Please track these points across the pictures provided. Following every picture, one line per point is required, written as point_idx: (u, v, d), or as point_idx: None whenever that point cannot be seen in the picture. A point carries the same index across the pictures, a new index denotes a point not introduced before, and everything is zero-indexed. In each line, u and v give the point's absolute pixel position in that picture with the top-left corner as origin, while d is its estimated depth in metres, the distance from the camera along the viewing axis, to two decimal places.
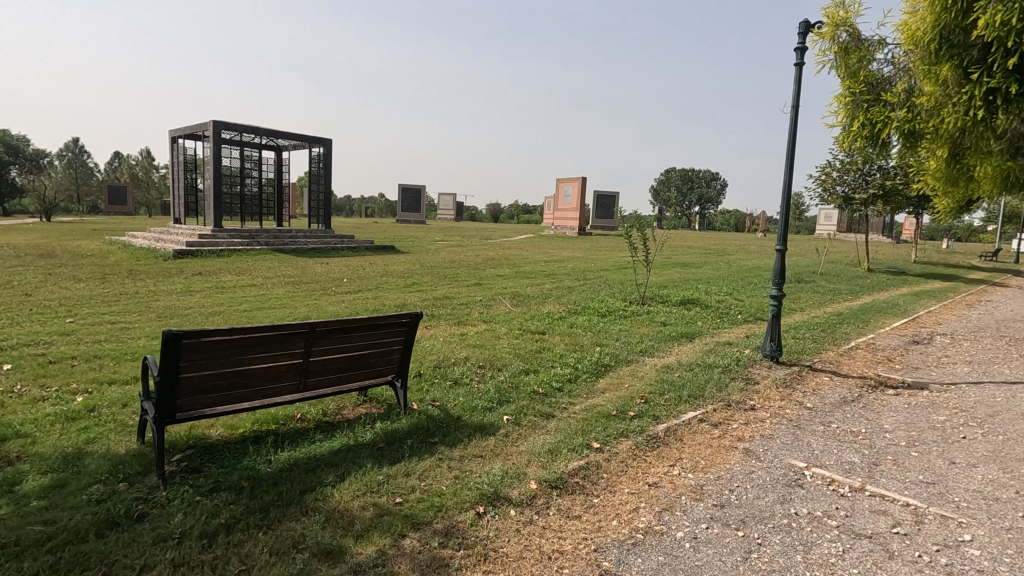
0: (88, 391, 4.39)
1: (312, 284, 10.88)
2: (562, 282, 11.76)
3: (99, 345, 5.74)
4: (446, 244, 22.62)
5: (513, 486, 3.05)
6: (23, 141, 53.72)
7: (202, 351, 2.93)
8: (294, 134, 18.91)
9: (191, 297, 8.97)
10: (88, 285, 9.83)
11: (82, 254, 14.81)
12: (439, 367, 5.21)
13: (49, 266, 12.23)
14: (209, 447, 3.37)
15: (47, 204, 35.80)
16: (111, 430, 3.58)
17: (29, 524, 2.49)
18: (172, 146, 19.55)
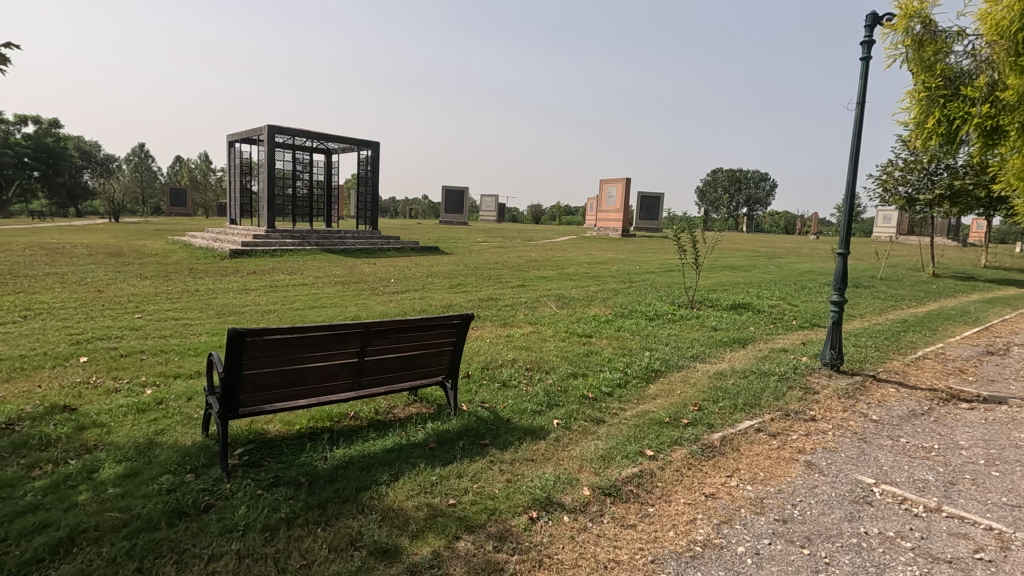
0: (156, 384, 4.62)
1: (361, 283, 11.14)
2: (607, 284, 11.62)
3: (165, 340, 6.04)
4: (490, 246, 22.75)
5: (565, 491, 3.00)
6: (95, 147, 57.39)
7: (264, 349, 3.01)
8: (344, 137, 19.41)
9: (247, 295, 9.33)
10: (153, 283, 10.38)
11: (147, 253, 15.63)
12: (487, 368, 5.22)
13: (118, 264, 12.98)
14: (268, 442, 3.48)
15: (116, 206, 38.15)
16: (177, 422, 3.75)
17: (107, 510, 2.62)
18: (230, 151, 20.43)
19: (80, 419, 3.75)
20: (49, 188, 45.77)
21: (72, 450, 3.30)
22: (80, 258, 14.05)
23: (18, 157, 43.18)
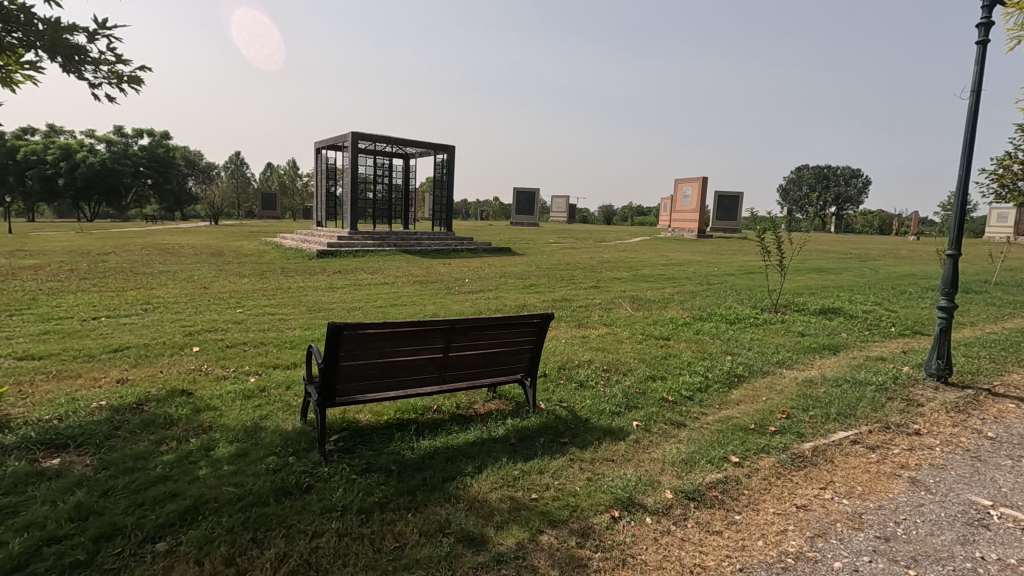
0: (258, 373, 5.02)
1: (437, 283, 11.50)
2: (684, 287, 11.29)
3: (263, 333, 6.54)
4: (560, 246, 22.73)
5: (647, 493, 2.98)
6: (199, 156, 62.86)
7: (360, 342, 3.21)
8: (422, 142, 20.05)
9: (334, 293, 9.91)
10: (251, 280, 11.25)
11: (244, 254, 16.90)
12: (563, 368, 5.25)
13: (220, 264, 14.16)
14: (359, 431, 3.69)
15: (216, 210, 41.61)
16: (278, 408, 4.06)
17: (225, 485, 2.90)
18: (317, 157, 21.72)
19: (197, 402, 4.15)
20: (160, 194, 50.48)
21: (191, 430, 3.66)
22: (187, 257, 15.42)
23: (135, 167, 47.94)
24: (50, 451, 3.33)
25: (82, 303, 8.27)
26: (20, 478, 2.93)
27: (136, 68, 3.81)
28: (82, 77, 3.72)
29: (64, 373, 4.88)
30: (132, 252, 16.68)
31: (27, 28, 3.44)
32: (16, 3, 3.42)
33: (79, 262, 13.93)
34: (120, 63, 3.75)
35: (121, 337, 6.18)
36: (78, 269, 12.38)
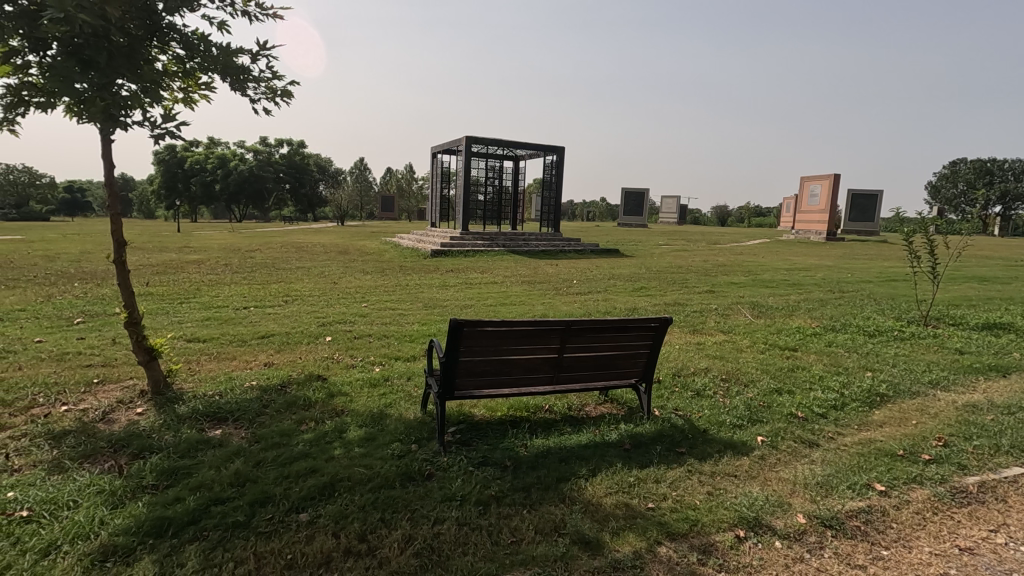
0: (382, 363, 5.39)
1: (545, 283, 11.59)
2: (812, 294, 10.37)
3: (386, 326, 6.99)
4: (670, 248, 21.92)
5: (775, 515, 2.76)
6: (329, 163, 68.90)
7: (478, 339, 3.31)
8: (532, 144, 20.30)
9: (447, 290, 10.36)
10: (373, 277, 12.10)
11: (366, 252, 18.21)
12: (678, 375, 5.05)
13: (346, 261, 15.40)
14: (475, 424, 3.82)
15: (342, 212, 45.33)
16: (401, 398, 4.32)
17: (356, 465, 3.14)
18: (433, 161, 22.85)
19: (330, 387, 4.53)
20: (296, 197, 55.94)
21: (326, 412, 4.01)
22: (319, 255, 16.95)
23: (276, 173, 53.54)
24: (213, 422, 3.81)
25: (235, 294, 9.39)
26: (192, 444, 3.39)
27: (287, 83, 4.23)
28: (245, 93, 4.22)
29: (224, 355, 5.57)
30: (273, 249, 18.61)
31: (204, 53, 3.98)
32: (197, 33, 3.99)
33: (232, 258, 15.84)
34: (275, 79, 4.20)
35: (267, 326, 6.93)
36: (231, 264, 14.09)
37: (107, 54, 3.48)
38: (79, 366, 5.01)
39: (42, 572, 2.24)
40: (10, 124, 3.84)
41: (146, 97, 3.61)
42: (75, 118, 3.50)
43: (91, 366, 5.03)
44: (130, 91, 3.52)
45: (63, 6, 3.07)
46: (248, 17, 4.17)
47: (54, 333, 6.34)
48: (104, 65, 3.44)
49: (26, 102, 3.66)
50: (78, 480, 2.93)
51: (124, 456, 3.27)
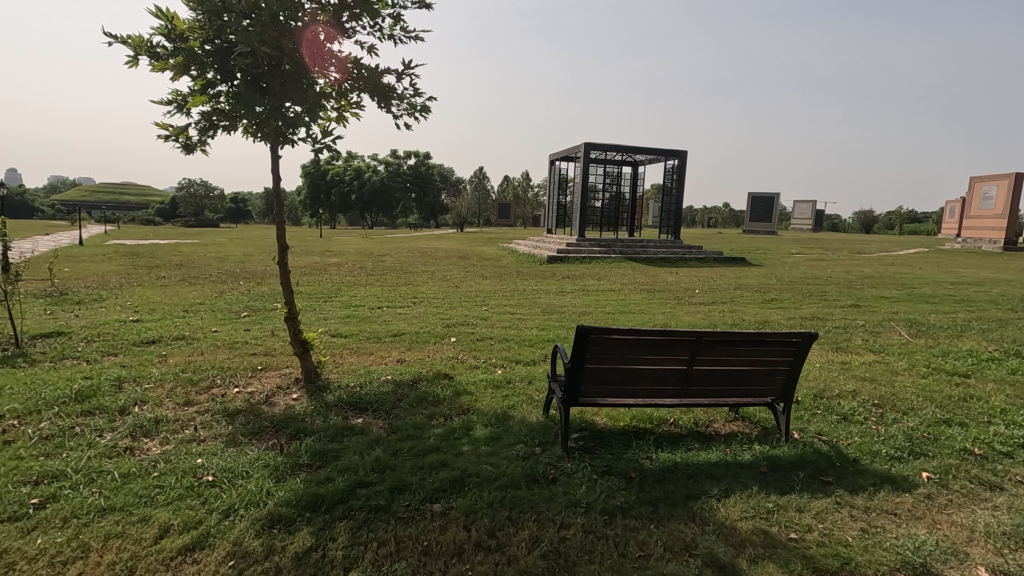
0: (504, 365, 5.54)
1: (666, 292, 11.19)
2: (987, 312, 8.92)
3: (506, 330, 7.18)
4: (806, 258, 20.11)
5: (948, 564, 2.41)
6: (451, 173, 72.53)
7: (605, 346, 3.29)
8: (653, 148, 19.69)
9: (565, 297, 10.40)
10: (492, 282, 12.50)
11: (486, 258, 18.84)
12: (820, 396, 4.60)
13: (467, 266, 16.07)
14: (598, 433, 3.78)
15: (462, 219, 47.41)
16: (523, 400, 4.41)
17: (484, 463, 3.26)
18: (551, 169, 23.10)
19: (456, 386, 4.74)
20: (421, 205, 59.49)
21: (454, 409, 4.20)
22: (442, 260, 17.89)
23: (403, 183, 57.28)
24: (355, 412, 4.16)
25: (370, 295, 10.19)
26: (339, 430, 3.73)
27: (426, 99, 4.54)
28: (389, 110, 4.60)
29: (362, 350, 6.07)
30: (401, 254, 19.94)
31: (356, 74, 4.40)
32: (351, 58, 4.43)
33: (366, 261, 17.25)
34: (416, 95, 4.53)
35: (398, 325, 7.43)
36: (366, 267, 15.33)
37: (279, 81, 3.98)
38: (247, 354, 5.75)
39: (223, 530, 2.59)
40: (202, 145, 4.53)
41: (309, 117, 4.07)
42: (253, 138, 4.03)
43: (256, 354, 5.75)
44: (296, 113, 3.99)
45: (249, 40, 3.60)
46: (394, 40, 4.55)
47: (227, 324, 7.34)
48: (277, 91, 3.95)
49: (215, 126, 4.28)
50: (249, 453, 3.36)
51: (284, 436, 3.68)
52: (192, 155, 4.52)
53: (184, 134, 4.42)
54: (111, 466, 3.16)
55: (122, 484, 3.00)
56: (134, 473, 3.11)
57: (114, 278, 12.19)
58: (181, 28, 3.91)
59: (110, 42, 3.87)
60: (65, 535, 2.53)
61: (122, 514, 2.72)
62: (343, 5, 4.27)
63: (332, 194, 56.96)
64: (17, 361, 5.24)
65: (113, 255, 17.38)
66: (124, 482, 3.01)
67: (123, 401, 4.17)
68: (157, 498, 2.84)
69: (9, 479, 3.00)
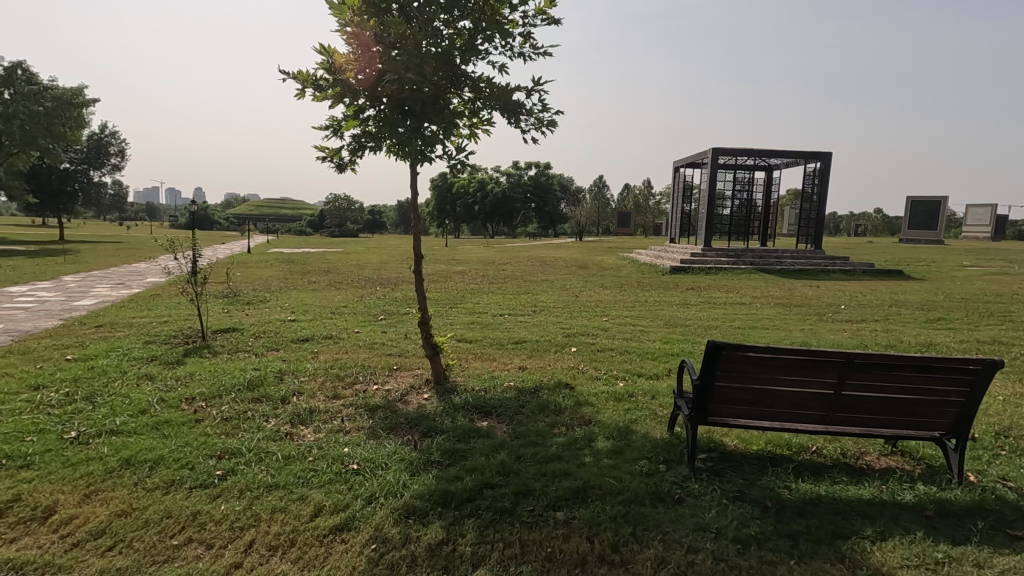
0: (625, 378, 5.43)
1: (805, 307, 10.24)
2: None
3: (628, 342, 7.04)
4: (985, 271, 17.23)
5: None
6: (570, 183, 72.80)
7: (739, 363, 3.11)
8: (791, 151, 18.16)
9: (690, 309, 9.94)
10: (612, 292, 12.32)
11: (605, 267, 18.65)
12: (1005, 435, 3.93)
13: (586, 276, 16.01)
14: (728, 455, 3.58)
15: (580, 229, 47.32)
16: (646, 415, 4.30)
17: (607, 476, 3.22)
18: (676, 176, 22.29)
19: (578, 396, 4.75)
20: (540, 215, 60.32)
21: (575, 419, 4.21)
22: (561, 269, 18.02)
23: (524, 194, 58.63)
24: (481, 414, 4.35)
25: (493, 302, 10.58)
26: (466, 431, 3.92)
27: (553, 113, 4.65)
28: (518, 125, 4.78)
29: (487, 356, 6.32)
30: (521, 263, 20.45)
31: (488, 93, 4.64)
32: (483, 77, 4.67)
33: (489, 270, 17.90)
34: (544, 110, 4.67)
35: (519, 332, 7.62)
36: (488, 276, 15.90)
37: (420, 104, 4.30)
38: (384, 354, 6.25)
39: (366, 516, 2.84)
40: (351, 164, 5.04)
41: (444, 135, 4.35)
42: (396, 157, 4.39)
43: (392, 355, 6.24)
44: (433, 132, 4.29)
45: (397, 69, 3.94)
46: (524, 58, 4.73)
47: (367, 326, 8.05)
48: (417, 112, 4.28)
49: (364, 147, 4.75)
50: (387, 447, 3.65)
51: (417, 433, 3.95)
52: (344, 174, 5.05)
53: (337, 156, 4.95)
54: (275, 448, 3.62)
55: (284, 464, 3.41)
56: (293, 456, 3.53)
57: (275, 281, 13.93)
58: (340, 62, 4.40)
59: (285, 78, 4.46)
60: (241, 505, 2.94)
61: (285, 491, 3.09)
62: (477, 28, 4.52)
63: (458, 206, 60.02)
64: (204, 352, 6.20)
65: (275, 262, 19.89)
66: (286, 463, 3.43)
67: (284, 391, 4.75)
68: (312, 480, 3.20)
69: (200, 451, 3.56)
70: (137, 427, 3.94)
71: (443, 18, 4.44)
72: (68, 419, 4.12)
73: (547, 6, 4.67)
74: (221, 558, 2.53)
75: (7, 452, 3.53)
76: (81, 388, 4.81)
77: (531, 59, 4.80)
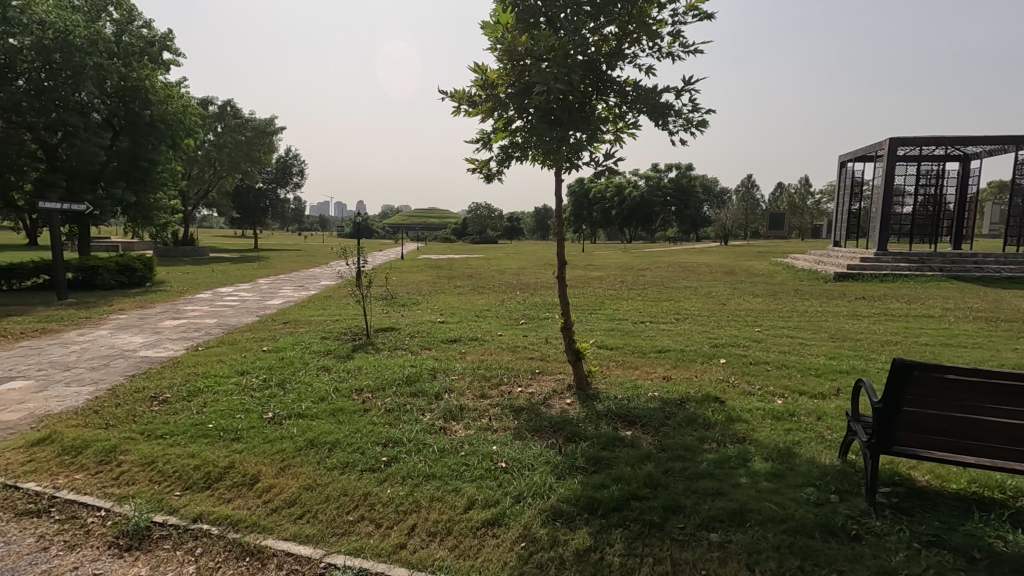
0: (784, 395, 4.96)
1: (1017, 323, 8.49)
2: None
3: (785, 356, 6.42)
4: None
5: None
6: (715, 184, 68.62)
7: (936, 387, 2.69)
8: (997, 137, 15.21)
9: (860, 322, 8.80)
10: (765, 301, 11.36)
11: (756, 274, 17.28)
12: None
13: (734, 282, 14.96)
14: (919, 491, 3.10)
15: (724, 233, 44.16)
16: (811, 437, 3.90)
17: (768, 501, 2.97)
18: (841, 171, 19.94)
19: (729, 411, 4.45)
20: (681, 219, 57.60)
21: (727, 436, 3.95)
22: (705, 275, 17.07)
23: (664, 197, 56.44)
24: (625, 423, 4.27)
25: (633, 309, 10.35)
26: (610, 439, 3.88)
27: (704, 113, 4.44)
28: (665, 127, 4.62)
29: (629, 364, 6.19)
30: (662, 268, 19.74)
31: (634, 97, 4.56)
32: (630, 80, 4.60)
33: (628, 276, 17.53)
34: (694, 110, 4.47)
35: (662, 341, 7.35)
36: (627, 282, 15.59)
37: (568, 112, 4.38)
38: (527, 357, 6.43)
39: (515, 514, 2.94)
40: (498, 174, 5.28)
41: (591, 142, 4.36)
42: (544, 164, 4.50)
43: (534, 358, 6.39)
44: (579, 139, 4.32)
45: (547, 80, 4.03)
46: (672, 58, 4.58)
47: (509, 329, 8.33)
48: (566, 121, 4.35)
49: (511, 158, 4.95)
50: (533, 448, 3.74)
51: (561, 437, 4.00)
52: (491, 184, 5.31)
53: (486, 167, 5.22)
54: (431, 440, 3.90)
55: (440, 456, 3.66)
56: (447, 449, 3.78)
57: (425, 285, 15.02)
58: (492, 78, 4.63)
59: (443, 98, 4.82)
60: (405, 490, 3.22)
61: (441, 481, 3.32)
62: (624, 32, 4.48)
63: (595, 211, 59.74)
64: (369, 348, 6.91)
65: (425, 267, 21.47)
66: (441, 455, 3.68)
67: (438, 388, 5.10)
68: (465, 474, 3.39)
69: (368, 438, 3.96)
70: (318, 412, 4.50)
71: (589, 26, 4.45)
72: (267, 401, 4.85)
73: (698, 1, 4.47)
74: (388, 537, 2.79)
75: (224, 425, 4.25)
76: (274, 376, 5.62)
77: (681, 59, 4.64)
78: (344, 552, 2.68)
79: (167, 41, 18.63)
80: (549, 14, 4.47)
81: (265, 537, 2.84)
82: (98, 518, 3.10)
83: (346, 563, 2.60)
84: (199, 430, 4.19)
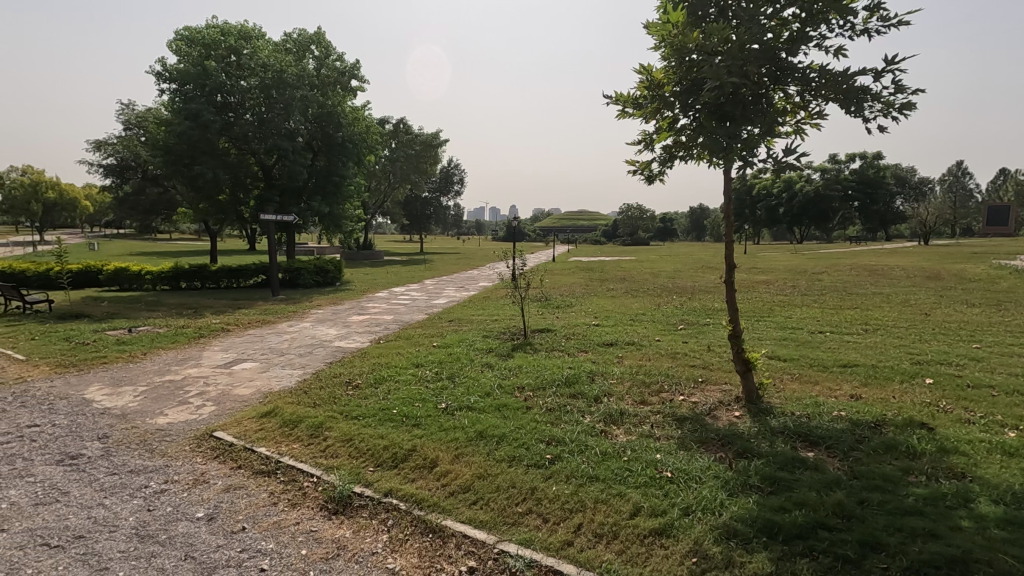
0: (1019, 427, 4.09)
1: None
2: None
3: (1016, 379, 5.29)
4: None
5: None
6: (911, 173, 58.94)
7: None
8: None
9: None
10: (984, 311, 9.48)
11: (970, 278, 14.50)
12: None
13: (939, 289, 12.72)
14: None
15: (924, 231, 37.68)
16: None
17: (1000, 552, 2.49)
18: None
19: (941, 441, 3.80)
20: (866, 215, 50.47)
21: (940, 470, 3.38)
22: (901, 280, 14.76)
23: (844, 191, 49.94)
24: (806, 443, 3.88)
25: (809, 317, 9.34)
26: (789, 459, 3.55)
27: (910, 94, 3.86)
28: (858, 114, 4.10)
29: (806, 378, 5.61)
30: (844, 272, 17.50)
31: (819, 83, 4.13)
32: (814, 64, 4.17)
33: (801, 280, 15.86)
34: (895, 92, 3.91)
35: (848, 354, 6.52)
36: (800, 286, 14.11)
37: (740, 107, 4.11)
38: (688, 365, 6.16)
39: (685, 527, 2.84)
40: (660, 175, 5.14)
41: (767, 137, 4.04)
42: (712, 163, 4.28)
43: (696, 366, 6.11)
44: (752, 134, 4.02)
45: (719, 75, 3.83)
46: (869, 34, 4.06)
47: (668, 335, 8.05)
48: (738, 116, 4.09)
49: (675, 158, 4.78)
50: (700, 461, 3.58)
51: (730, 451, 3.77)
52: (652, 185, 5.19)
53: (647, 168, 5.11)
54: (593, 443, 3.93)
55: (603, 460, 3.67)
56: (610, 453, 3.77)
57: (578, 288, 15.16)
58: (658, 77, 4.53)
59: (606, 102, 4.83)
60: (569, 489, 3.28)
61: (605, 484, 3.33)
62: (810, 14, 4.08)
63: (759, 209, 55.01)
64: (528, 348, 7.17)
65: (577, 269, 21.62)
66: (603, 458, 3.69)
67: (597, 391, 5.12)
68: (629, 479, 3.36)
69: (532, 435, 4.11)
70: (485, 406, 4.80)
71: (768, 12, 4.13)
72: (440, 392, 5.29)
73: None
74: (555, 533, 2.88)
75: (405, 412, 4.73)
76: (445, 369, 6.12)
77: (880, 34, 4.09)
78: (515, 541, 2.83)
79: (355, 70, 21.25)
80: (722, 4, 4.24)
81: (445, 517, 3.11)
82: (312, 483, 3.66)
83: (518, 552, 2.74)
84: (385, 415, 4.72)
